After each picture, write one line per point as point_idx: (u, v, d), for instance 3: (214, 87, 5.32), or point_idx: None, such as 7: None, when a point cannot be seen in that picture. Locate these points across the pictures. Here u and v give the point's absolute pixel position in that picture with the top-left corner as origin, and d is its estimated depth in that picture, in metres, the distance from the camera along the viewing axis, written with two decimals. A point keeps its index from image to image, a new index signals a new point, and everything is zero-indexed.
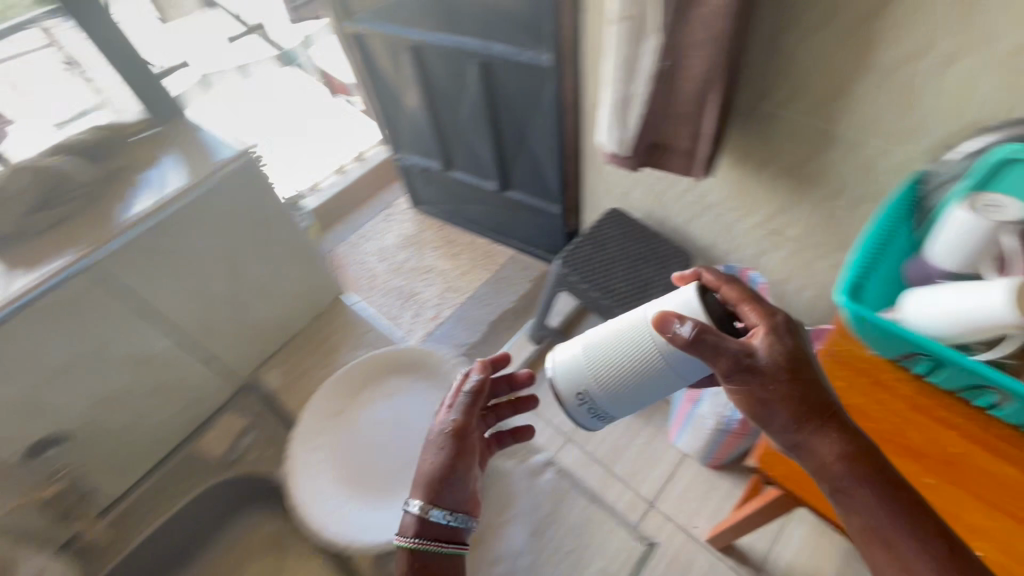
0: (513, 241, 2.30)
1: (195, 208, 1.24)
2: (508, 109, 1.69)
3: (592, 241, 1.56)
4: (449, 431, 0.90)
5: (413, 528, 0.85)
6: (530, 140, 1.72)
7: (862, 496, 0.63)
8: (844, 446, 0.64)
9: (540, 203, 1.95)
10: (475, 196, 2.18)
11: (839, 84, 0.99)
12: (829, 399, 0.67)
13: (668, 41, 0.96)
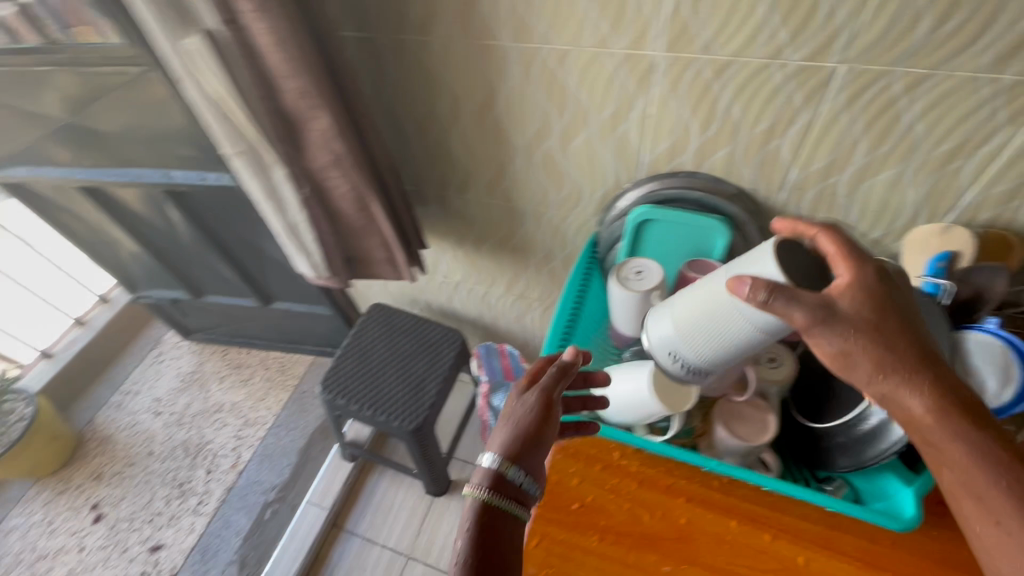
0: (308, 348, 2.07)
1: None
2: (231, 224, 1.49)
3: (355, 354, 1.42)
4: (519, 387, 0.64)
5: (483, 481, 0.54)
6: (270, 250, 1.53)
7: (955, 455, 0.51)
8: (947, 402, 0.51)
9: (306, 304, 1.75)
10: (242, 311, 1.91)
11: (497, 165, 0.96)
12: (908, 351, 0.52)
13: (296, 168, 0.85)
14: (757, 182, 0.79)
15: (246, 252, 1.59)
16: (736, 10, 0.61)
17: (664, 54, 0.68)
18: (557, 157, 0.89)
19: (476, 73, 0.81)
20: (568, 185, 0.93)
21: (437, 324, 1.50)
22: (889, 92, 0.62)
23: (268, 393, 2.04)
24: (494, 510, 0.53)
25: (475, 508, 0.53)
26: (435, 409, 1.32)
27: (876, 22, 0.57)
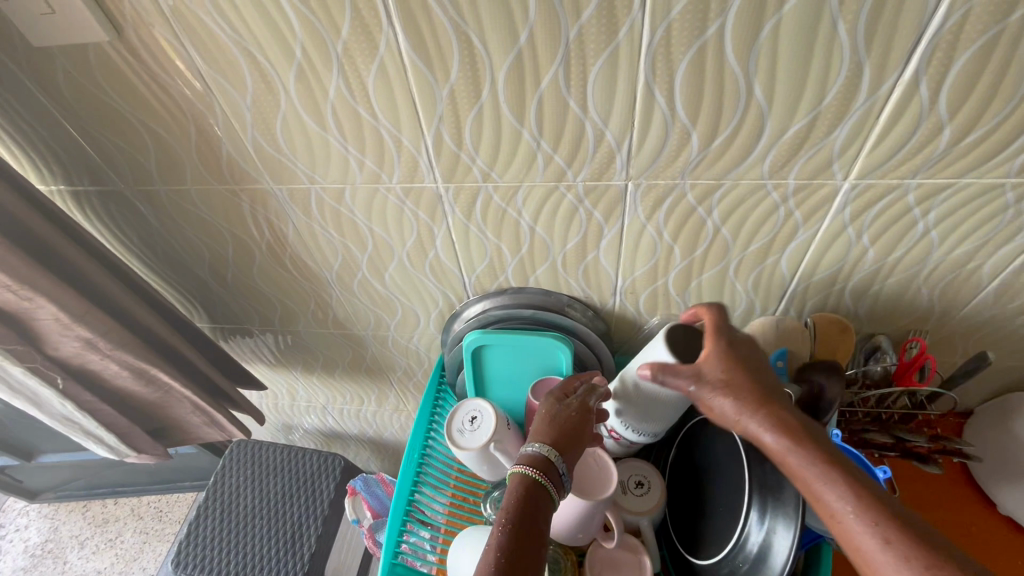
0: (186, 485, 1.81)
1: None
2: None
3: (219, 509, 1.21)
4: (555, 396, 0.63)
5: (531, 467, 0.55)
6: None
7: (821, 500, 0.41)
8: (809, 457, 0.42)
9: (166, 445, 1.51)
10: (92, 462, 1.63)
11: (316, 299, 0.83)
12: (771, 409, 0.45)
13: (39, 361, 0.68)
14: (588, 291, 0.72)
15: None
16: (502, 139, 0.54)
17: (444, 183, 0.60)
18: (375, 285, 0.78)
19: (255, 217, 0.69)
20: (399, 309, 0.83)
21: (314, 449, 1.32)
22: (684, 202, 0.57)
23: (143, 550, 1.74)
24: (530, 505, 0.53)
25: (517, 487, 0.54)
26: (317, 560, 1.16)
27: (646, 140, 0.52)
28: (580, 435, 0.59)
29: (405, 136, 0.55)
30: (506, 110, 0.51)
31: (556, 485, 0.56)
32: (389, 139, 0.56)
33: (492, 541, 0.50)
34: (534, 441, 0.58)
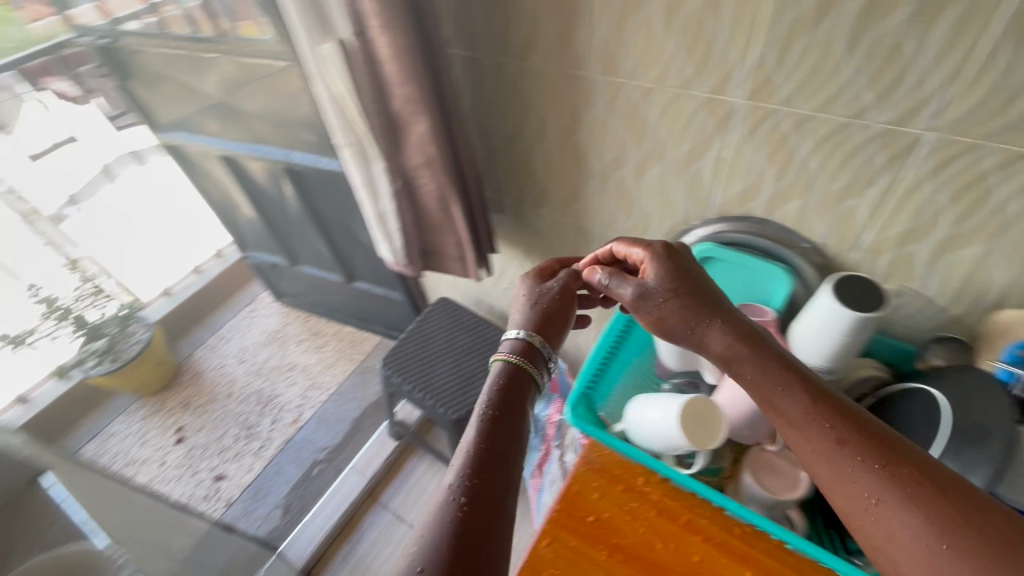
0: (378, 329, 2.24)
1: None
2: (336, 209, 1.66)
3: (420, 341, 1.51)
4: (545, 283, 0.79)
5: (515, 353, 0.71)
6: (365, 237, 1.69)
7: (784, 406, 0.56)
8: (776, 377, 0.57)
9: (384, 287, 1.89)
10: (328, 285, 2.10)
11: (573, 187, 1.01)
12: (729, 328, 0.62)
13: (394, 163, 0.96)
14: (829, 239, 0.77)
15: (346, 238, 1.77)
16: (823, 67, 0.63)
17: (745, 101, 0.70)
18: (630, 185, 0.93)
19: (567, 100, 0.87)
20: (637, 214, 0.96)
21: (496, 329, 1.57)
22: (980, 166, 0.60)
23: (336, 362, 2.22)
24: (511, 384, 0.68)
25: (501, 373, 0.69)
26: (476, 405, 1.36)
27: (968, 93, 0.57)
28: (562, 325, 0.76)
29: (734, 50, 0.67)
30: (842, 41, 0.60)
31: (535, 370, 0.71)
32: (718, 52, 0.68)
33: (477, 426, 0.63)
34: (517, 330, 0.75)
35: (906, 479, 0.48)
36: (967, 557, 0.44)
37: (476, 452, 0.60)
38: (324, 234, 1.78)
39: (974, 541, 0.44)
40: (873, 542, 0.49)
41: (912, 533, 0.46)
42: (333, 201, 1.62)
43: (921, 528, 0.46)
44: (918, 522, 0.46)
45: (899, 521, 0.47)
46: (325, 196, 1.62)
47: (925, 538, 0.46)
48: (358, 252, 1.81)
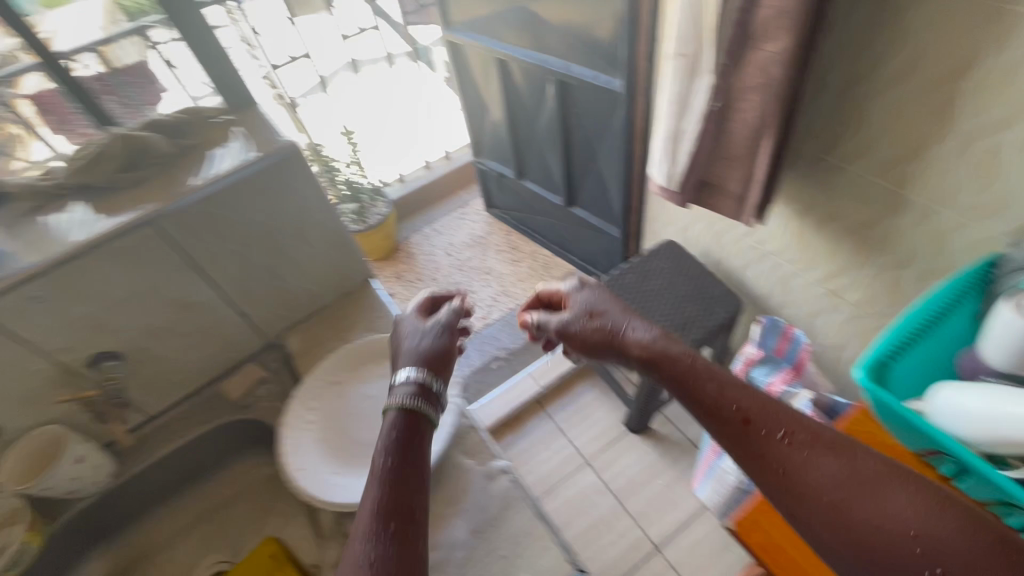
0: (576, 258, 2.29)
1: (252, 180, 0.76)
2: (590, 136, 1.71)
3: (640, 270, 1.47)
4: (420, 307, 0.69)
5: (403, 401, 0.53)
6: (607, 170, 1.74)
7: (782, 412, 0.48)
8: (738, 397, 0.49)
9: (603, 218, 1.92)
10: (543, 205, 2.18)
11: (915, 145, 0.84)
12: (616, 335, 0.59)
13: (721, 83, 0.94)
14: None
15: (586, 167, 1.83)
16: None
17: None
18: (1004, 156, 0.76)
19: (960, 32, 0.72)
20: (999, 190, 0.79)
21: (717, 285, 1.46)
22: None
23: (525, 280, 2.34)
24: (416, 433, 0.51)
25: (394, 428, 0.51)
26: (688, 345, 1.28)
27: None
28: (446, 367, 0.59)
29: None
30: None
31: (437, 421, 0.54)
32: None
33: (380, 464, 0.48)
34: (411, 367, 0.56)
35: (943, 498, 0.42)
36: (886, 494, 0.43)
37: (386, 514, 0.45)
38: (566, 160, 1.87)
39: (892, 488, 0.43)
40: (808, 524, 0.45)
41: (821, 489, 0.44)
42: (592, 128, 1.67)
43: (839, 481, 0.44)
44: (824, 485, 0.44)
45: (818, 473, 0.44)
46: (585, 121, 1.68)
47: (844, 493, 0.43)
48: (590, 184, 1.88)
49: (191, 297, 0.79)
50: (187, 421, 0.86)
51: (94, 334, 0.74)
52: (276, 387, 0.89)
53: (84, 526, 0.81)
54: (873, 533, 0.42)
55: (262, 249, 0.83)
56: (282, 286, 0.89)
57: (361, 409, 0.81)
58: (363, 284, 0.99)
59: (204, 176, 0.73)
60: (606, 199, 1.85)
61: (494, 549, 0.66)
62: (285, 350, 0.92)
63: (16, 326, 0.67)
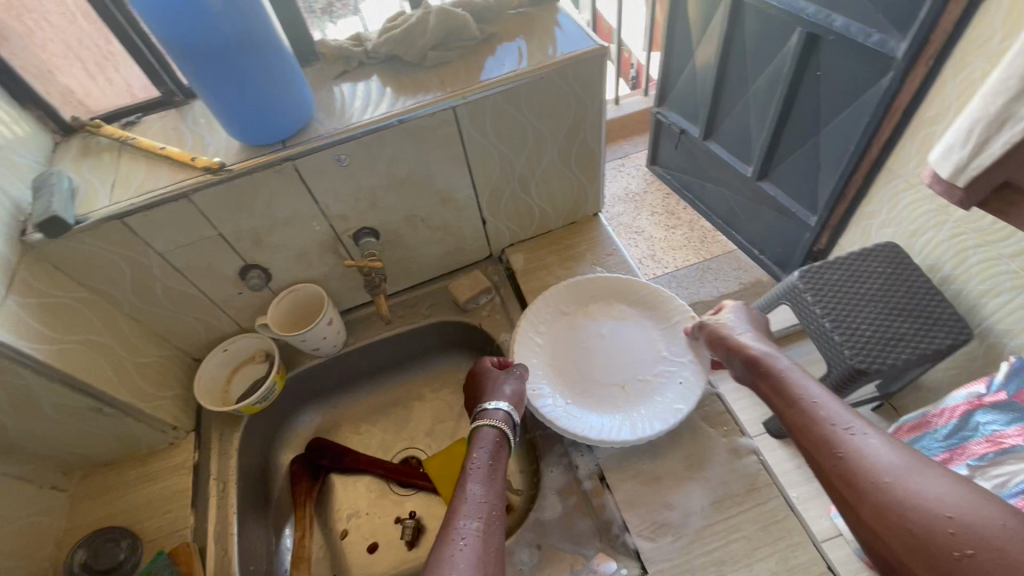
0: (741, 237, 1.83)
1: (536, 85, 0.70)
2: (816, 112, 1.32)
3: (845, 260, 0.98)
4: (464, 296, 0.85)
5: (485, 431, 0.62)
6: (825, 159, 1.35)
7: (815, 412, 0.50)
8: (800, 390, 0.53)
9: (789, 201, 1.55)
10: (710, 169, 1.84)
11: None
12: (733, 340, 0.65)
13: None
14: None
15: (791, 150, 1.46)
16: None
17: None
18: None
19: None
20: None
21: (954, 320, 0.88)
22: None
23: None
24: (496, 450, 0.61)
25: (479, 445, 0.61)
26: (904, 368, 0.84)
27: None
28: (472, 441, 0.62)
29: None
30: None
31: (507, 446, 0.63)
32: None
33: (478, 462, 0.59)
34: (501, 400, 0.66)
35: (967, 488, 0.39)
36: (916, 477, 0.41)
37: (486, 501, 0.55)
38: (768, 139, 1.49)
39: (917, 470, 0.41)
40: (857, 518, 0.42)
41: (874, 469, 0.43)
42: (828, 100, 1.27)
43: (891, 462, 0.42)
44: (868, 459, 0.43)
45: (868, 454, 0.44)
46: (816, 93, 1.29)
47: (874, 474, 0.42)
48: (790, 167, 1.50)
49: (452, 193, 0.78)
50: (411, 311, 0.89)
51: (368, 209, 0.75)
52: (497, 299, 0.88)
53: (310, 386, 0.88)
54: (907, 534, 0.39)
55: (529, 157, 0.79)
56: (521, 200, 0.84)
57: (590, 345, 0.77)
58: (591, 215, 0.94)
59: (489, 82, 0.68)
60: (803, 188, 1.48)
61: (740, 532, 0.60)
62: (508, 265, 0.90)
63: (315, 186, 0.69)
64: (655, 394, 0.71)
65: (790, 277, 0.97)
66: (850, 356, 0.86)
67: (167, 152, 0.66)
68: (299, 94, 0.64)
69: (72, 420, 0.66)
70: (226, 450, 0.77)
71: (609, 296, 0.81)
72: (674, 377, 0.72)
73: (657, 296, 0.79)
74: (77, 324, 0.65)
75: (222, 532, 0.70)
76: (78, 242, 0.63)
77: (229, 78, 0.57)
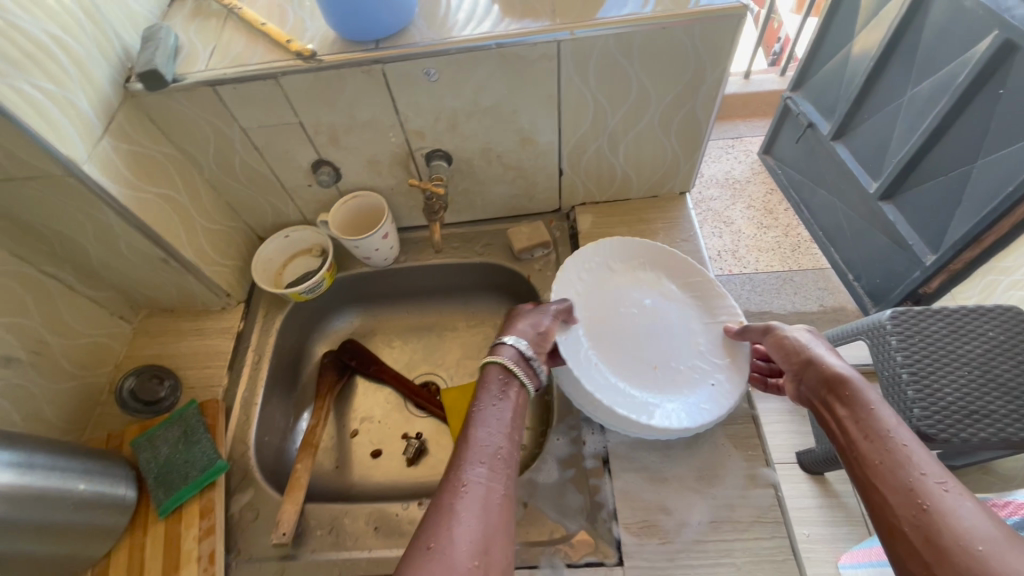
0: (839, 257, 1.64)
1: (655, 35, 0.62)
2: (981, 138, 1.12)
3: (950, 313, 0.83)
4: (519, 245, 0.83)
5: (498, 367, 0.60)
6: (971, 195, 1.16)
7: (896, 455, 0.46)
8: (882, 426, 0.48)
9: (910, 230, 1.36)
10: (829, 174, 1.63)
11: None
12: (809, 352, 0.59)
13: None
14: None
15: (932, 176, 1.26)
16: None
17: None
18: None
19: None
20: None
21: None
22: None
23: None
24: (508, 386, 0.59)
25: (489, 380, 0.60)
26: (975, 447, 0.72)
27: None
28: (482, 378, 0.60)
29: None
30: None
31: (525, 379, 0.60)
32: None
33: (488, 399, 0.57)
34: (518, 337, 0.62)
35: None
36: (1009, 551, 0.37)
37: (493, 444, 0.54)
38: (910, 156, 1.29)
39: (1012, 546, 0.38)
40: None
41: (964, 535, 0.39)
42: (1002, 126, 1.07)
43: (982, 531, 0.39)
44: (959, 523, 0.40)
45: (960, 517, 0.40)
46: (989, 115, 1.09)
47: (961, 539, 0.39)
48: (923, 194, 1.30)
49: (535, 135, 0.74)
50: (465, 245, 0.87)
51: (446, 131, 0.72)
52: (553, 256, 0.85)
53: (355, 291, 0.90)
54: None
55: (626, 115, 0.72)
56: (606, 160, 0.79)
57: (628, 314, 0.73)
58: (677, 194, 0.86)
59: (603, 22, 0.61)
60: (932, 222, 1.29)
61: (731, 559, 0.57)
62: (574, 224, 0.86)
63: (398, 95, 0.67)
64: (686, 387, 0.66)
65: (878, 314, 0.84)
66: (918, 414, 0.74)
67: (266, 29, 0.65)
68: None
69: (142, 263, 0.72)
70: (268, 327, 0.82)
71: (659, 272, 0.76)
72: (713, 375, 0.66)
73: (710, 288, 0.73)
74: (160, 176, 0.69)
75: (249, 399, 0.76)
76: (172, 100, 0.65)
77: None
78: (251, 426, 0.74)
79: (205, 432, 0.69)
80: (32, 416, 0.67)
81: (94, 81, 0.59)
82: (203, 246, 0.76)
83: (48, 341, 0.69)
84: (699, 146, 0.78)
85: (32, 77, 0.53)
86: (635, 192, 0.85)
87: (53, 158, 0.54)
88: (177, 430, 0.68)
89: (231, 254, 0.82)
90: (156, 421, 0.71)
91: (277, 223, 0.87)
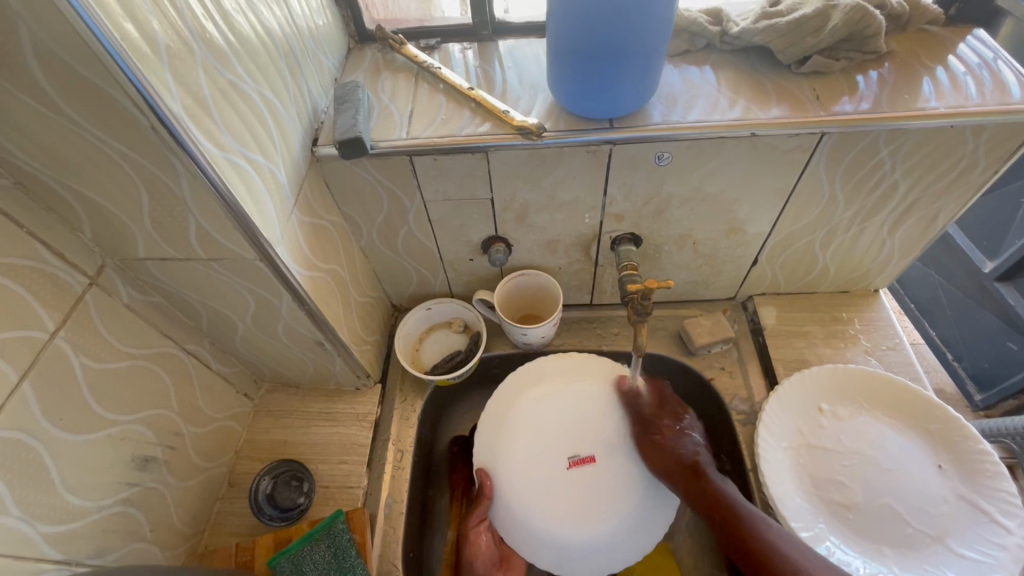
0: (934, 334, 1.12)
1: (932, 134, 0.53)
2: None
3: None
4: (700, 340, 0.73)
5: None
6: None
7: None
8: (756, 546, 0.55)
9: None
10: None
11: None
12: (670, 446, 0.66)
13: None
14: None
15: None
16: None
17: None
18: None
19: None
20: None
21: None
22: None
23: None
24: None
25: None
26: None
27: None
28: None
29: None
30: None
31: None
32: None
33: None
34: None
35: None
36: None
37: None
38: None
39: None
40: None
41: None
42: None
43: None
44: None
45: None
46: None
47: None
48: None
49: (745, 225, 0.65)
50: (627, 330, 0.78)
51: (650, 217, 0.63)
52: (734, 353, 0.75)
53: (495, 372, 0.80)
54: None
55: (858, 211, 0.63)
56: (811, 254, 0.69)
57: (835, 457, 0.62)
58: (871, 289, 0.77)
59: (881, 117, 0.52)
60: None
61: None
62: (755, 317, 0.76)
63: (615, 179, 0.58)
64: (910, 554, 0.56)
65: None
66: None
67: (478, 96, 0.57)
68: (655, 72, 0.52)
69: (290, 344, 0.63)
70: (408, 416, 0.72)
71: (885, 401, 0.65)
72: (939, 549, 0.56)
73: (962, 434, 0.61)
74: (331, 252, 0.60)
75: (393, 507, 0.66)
76: (359, 169, 0.57)
77: (607, 33, 0.46)
78: (397, 542, 0.63)
79: (358, 555, 0.59)
80: (161, 524, 0.57)
81: (290, 148, 0.51)
82: (353, 323, 0.67)
83: (183, 432, 0.59)
84: (919, 245, 0.68)
85: (246, 149, 0.44)
86: (825, 286, 0.76)
87: (253, 245, 0.46)
88: (328, 550, 0.58)
89: (370, 329, 0.73)
90: (298, 532, 0.61)
91: (418, 293, 0.78)
